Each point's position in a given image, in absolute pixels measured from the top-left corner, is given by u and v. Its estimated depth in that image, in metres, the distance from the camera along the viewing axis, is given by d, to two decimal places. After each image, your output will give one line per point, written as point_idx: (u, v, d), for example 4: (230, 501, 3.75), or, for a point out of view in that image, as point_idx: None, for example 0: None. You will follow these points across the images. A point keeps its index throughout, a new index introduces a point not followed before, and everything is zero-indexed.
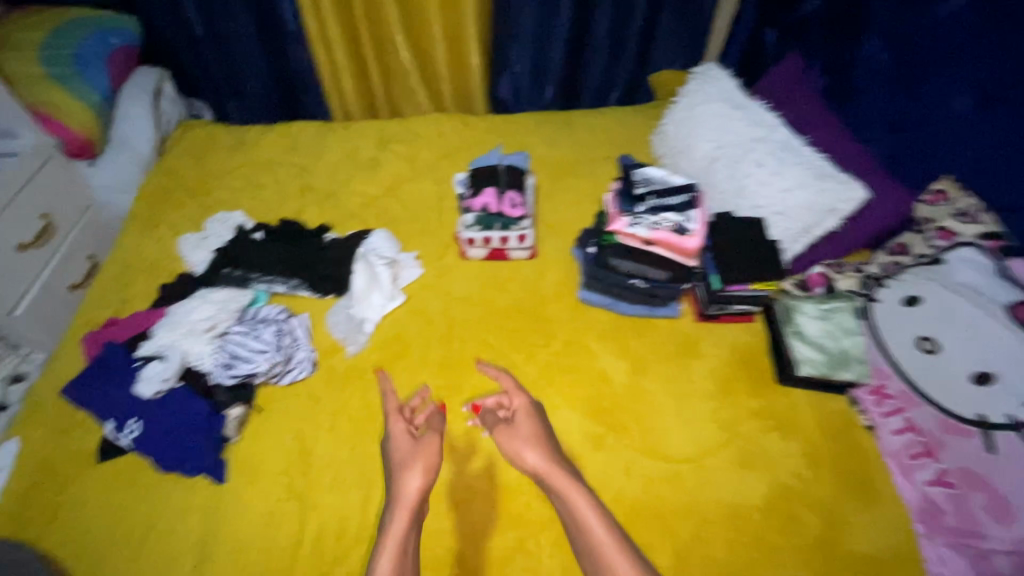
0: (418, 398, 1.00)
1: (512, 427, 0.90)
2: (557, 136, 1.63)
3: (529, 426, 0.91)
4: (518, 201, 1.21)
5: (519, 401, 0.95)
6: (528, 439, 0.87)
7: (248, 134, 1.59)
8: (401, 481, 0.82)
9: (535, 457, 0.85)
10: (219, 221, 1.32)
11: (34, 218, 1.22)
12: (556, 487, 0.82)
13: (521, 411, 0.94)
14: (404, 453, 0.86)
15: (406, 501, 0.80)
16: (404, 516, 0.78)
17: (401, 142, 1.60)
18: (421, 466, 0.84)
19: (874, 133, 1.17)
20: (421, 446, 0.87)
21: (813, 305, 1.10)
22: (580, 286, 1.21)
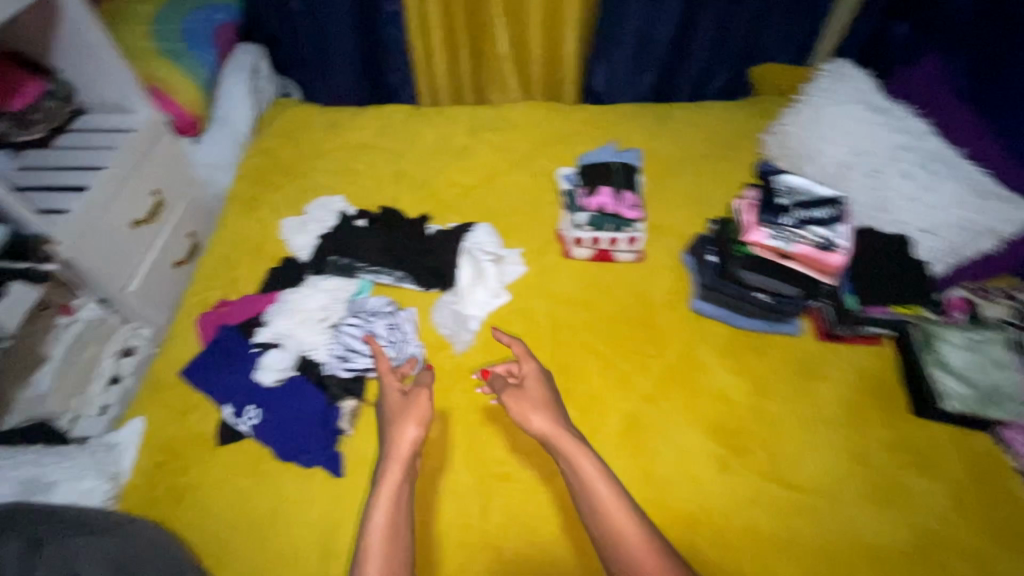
0: (406, 363, 1.01)
1: (520, 390, 0.92)
2: (658, 130, 1.54)
3: (536, 389, 0.92)
4: (633, 203, 1.22)
5: (530, 367, 0.95)
6: (536, 403, 0.89)
7: (341, 116, 1.56)
8: (395, 431, 0.83)
9: (541, 420, 0.86)
10: (320, 205, 1.30)
11: (146, 195, 1.23)
12: (560, 448, 0.83)
13: (530, 377, 0.94)
14: (396, 410, 0.86)
15: (400, 450, 0.81)
16: (400, 467, 0.79)
17: (494, 130, 1.54)
18: (414, 418, 0.84)
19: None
20: (412, 401, 0.87)
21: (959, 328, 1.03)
22: (693, 295, 1.15)
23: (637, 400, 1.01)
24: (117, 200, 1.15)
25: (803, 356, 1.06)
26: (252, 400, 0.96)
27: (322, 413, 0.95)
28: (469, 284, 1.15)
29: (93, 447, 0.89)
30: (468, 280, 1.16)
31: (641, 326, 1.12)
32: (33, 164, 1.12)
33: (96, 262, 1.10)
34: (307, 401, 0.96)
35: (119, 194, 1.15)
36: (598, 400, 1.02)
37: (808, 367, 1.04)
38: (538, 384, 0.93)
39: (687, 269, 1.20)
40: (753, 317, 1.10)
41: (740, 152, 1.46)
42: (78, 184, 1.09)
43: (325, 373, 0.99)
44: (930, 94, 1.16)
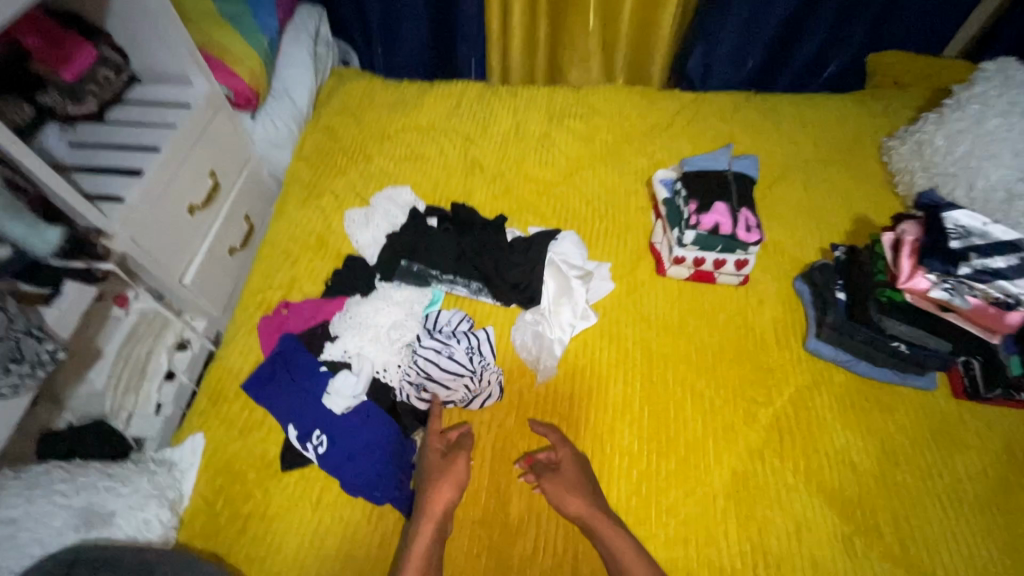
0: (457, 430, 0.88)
1: (557, 473, 0.82)
2: (763, 127, 1.35)
3: (574, 468, 0.83)
4: (753, 223, 1.00)
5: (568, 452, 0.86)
6: (576, 486, 0.81)
7: (407, 92, 1.41)
8: (432, 491, 0.78)
9: (580, 505, 0.79)
10: (387, 196, 1.18)
11: (203, 176, 1.12)
12: (598, 535, 0.77)
13: (568, 459, 0.85)
14: (432, 468, 0.81)
15: (433, 514, 0.76)
16: (432, 528, 0.74)
17: (576, 116, 1.37)
18: (451, 480, 0.80)
19: None
20: (451, 462, 0.82)
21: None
22: (810, 332, 1.00)
23: (746, 455, 0.89)
24: (176, 184, 1.05)
25: (940, 418, 0.93)
26: (319, 424, 0.87)
27: (395, 444, 0.87)
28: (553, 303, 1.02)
29: (151, 468, 0.82)
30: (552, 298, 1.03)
31: (749, 365, 0.99)
32: (87, 140, 1.02)
33: (156, 253, 1.01)
34: (381, 430, 0.87)
35: (177, 177, 1.05)
36: (700, 450, 0.90)
37: (951, 436, 0.91)
38: (578, 463, 0.85)
39: (801, 300, 1.05)
40: (879, 366, 0.96)
41: (861, 160, 1.27)
42: (135, 166, 0.99)
43: (398, 400, 0.91)
44: None
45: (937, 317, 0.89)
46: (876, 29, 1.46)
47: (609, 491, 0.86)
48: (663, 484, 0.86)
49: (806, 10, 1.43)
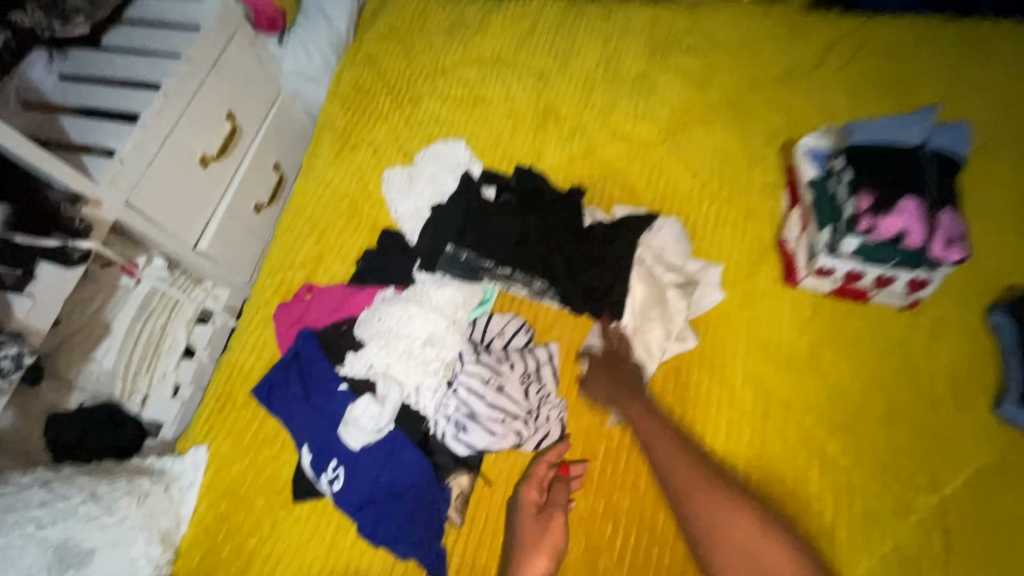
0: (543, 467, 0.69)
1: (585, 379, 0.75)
2: (962, 72, 0.95)
3: (604, 367, 0.75)
4: (955, 236, 0.69)
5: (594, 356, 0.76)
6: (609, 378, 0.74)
7: (468, 11, 1.11)
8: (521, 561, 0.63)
9: (605, 395, 0.73)
10: (434, 155, 0.93)
11: (218, 119, 0.93)
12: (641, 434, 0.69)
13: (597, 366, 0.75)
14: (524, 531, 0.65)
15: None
16: None
17: (687, 50, 1.03)
18: (545, 550, 0.64)
19: None
20: (546, 525, 0.66)
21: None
22: (1004, 393, 0.71)
23: (893, 559, 0.65)
24: (183, 131, 0.86)
25: None
26: (336, 453, 0.71)
27: (427, 488, 0.70)
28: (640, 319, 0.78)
29: (144, 488, 0.70)
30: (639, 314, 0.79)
31: (909, 429, 0.71)
32: (79, 74, 0.84)
33: (161, 217, 0.85)
34: (411, 469, 0.70)
35: (184, 123, 0.86)
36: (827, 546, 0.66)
37: None
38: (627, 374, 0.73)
39: (997, 342, 0.75)
40: None
41: None
42: (132, 112, 0.81)
43: (433, 434, 0.72)
44: None
45: None
46: None
47: None
48: None
49: None
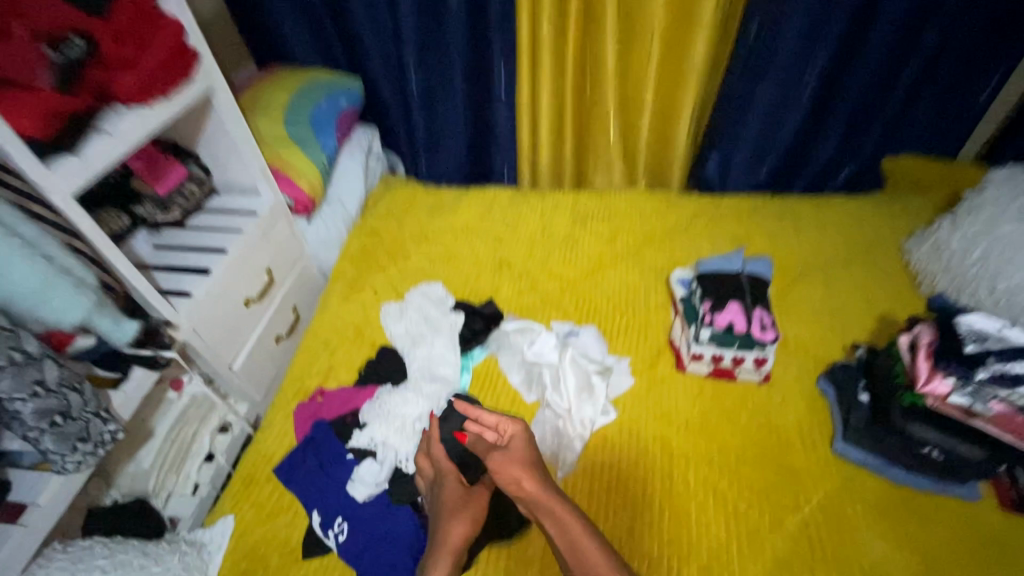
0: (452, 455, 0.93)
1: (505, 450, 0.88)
2: (780, 226, 1.40)
3: (522, 440, 0.89)
4: (768, 322, 1.05)
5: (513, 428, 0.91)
6: (521, 460, 0.86)
7: (446, 197, 1.57)
8: (444, 525, 0.80)
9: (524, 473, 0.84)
10: (422, 293, 1.27)
11: (261, 273, 1.26)
12: (549, 522, 0.79)
13: (516, 437, 0.90)
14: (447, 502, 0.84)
15: (447, 546, 0.78)
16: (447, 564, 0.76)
17: (600, 218, 1.47)
18: (461, 518, 0.81)
19: None
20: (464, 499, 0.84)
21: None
22: (834, 435, 0.99)
23: (773, 565, 0.86)
24: (236, 280, 1.19)
25: (987, 536, 0.87)
26: (342, 512, 0.91)
27: (413, 533, 0.89)
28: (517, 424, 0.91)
29: (182, 548, 0.86)
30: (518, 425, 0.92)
31: (775, 467, 0.97)
32: (169, 243, 1.19)
33: (212, 341, 1.12)
34: (400, 520, 0.90)
35: (237, 274, 1.19)
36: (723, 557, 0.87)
37: (1001, 558, 0.85)
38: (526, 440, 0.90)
39: (825, 399, 1.04)
40: (912, 472, 0.93)
41: (884, 259, 1.28)
42: (205, 266, 1.14)
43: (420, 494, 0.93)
44: None
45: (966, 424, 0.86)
46: (889, 139, 1.55)
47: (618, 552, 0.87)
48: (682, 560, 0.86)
49: (814, 121, 1.54)
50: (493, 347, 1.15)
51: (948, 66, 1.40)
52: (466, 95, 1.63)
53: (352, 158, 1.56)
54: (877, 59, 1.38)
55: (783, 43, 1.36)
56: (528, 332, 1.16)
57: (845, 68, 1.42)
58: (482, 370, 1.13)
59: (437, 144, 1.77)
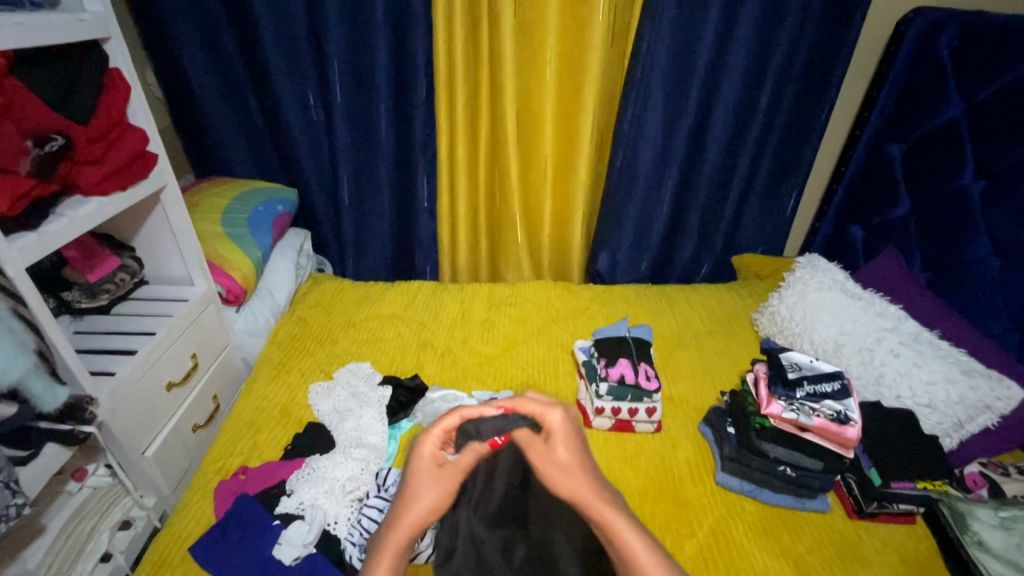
0: (431, 443, 0.88)
1: (548, 448, 0.88)
2: (659, 305, 1.70)
3: (567, 435, 0.89)
4: (651, 375, 1.26)
5: (554, 418, 0.90)
6: (567, 467, 0.86)
7: (373, 291, 1.72)
8: (415, 501, 0.83)
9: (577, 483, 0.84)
10: (350, 370, 1.35)
11: (186, 357, 1.28)
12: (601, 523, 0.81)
13: (557, 427, 0.90)
14: (420, 480, 0.84)
15: (410, 525, 0.81)
16: (403, 535, 0.80)
17: (512, 303, 1.68)
18: (431, 498, 0.83)
19: (960, 298, 1.31)
20: (435, 478, 0.85)
21: (1020, 486, 1.04)
22: (715, 468, 1.16)
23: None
24: (163, 365, 1.20)
25: (840, 537, 1.03)
26: None
27: None
28: (565, 422, 0.90)
29: None
30: (561, 419, 0.90)
31: (673, 501, 1.09)
32: (92, 329, 1.20)
33: (128, 424, 1.10)
34: None
35: (165, 356, 1.21)
36: None
37: (852, 554, 1.00)
38: (569, 439, 0.89)
39: (707, 440, 1.23)
40: (779, 493, 1.10)
41: (739, 328, 1.59)
42: (132, 347, 1.15)
43: (347, 555, 0.95)
44: (898, 285, 1.38)
45: (802, 439, 1.09)
46: (732, 240, 1.98)
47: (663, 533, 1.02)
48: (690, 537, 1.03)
49: (675, 227, 1.94)
50: (420, 417, 1.24)
51: (760, 189, 1.88)
52: (393, 203, 1.87)
53: (283, 256, 1.69)
54: (710, 183, 1.84)
55: (643, 168, 1.77)
56: (452, 399, 1.26)
57: (690, 189, 1.86)
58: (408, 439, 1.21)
59: (365, 247, 1.96)
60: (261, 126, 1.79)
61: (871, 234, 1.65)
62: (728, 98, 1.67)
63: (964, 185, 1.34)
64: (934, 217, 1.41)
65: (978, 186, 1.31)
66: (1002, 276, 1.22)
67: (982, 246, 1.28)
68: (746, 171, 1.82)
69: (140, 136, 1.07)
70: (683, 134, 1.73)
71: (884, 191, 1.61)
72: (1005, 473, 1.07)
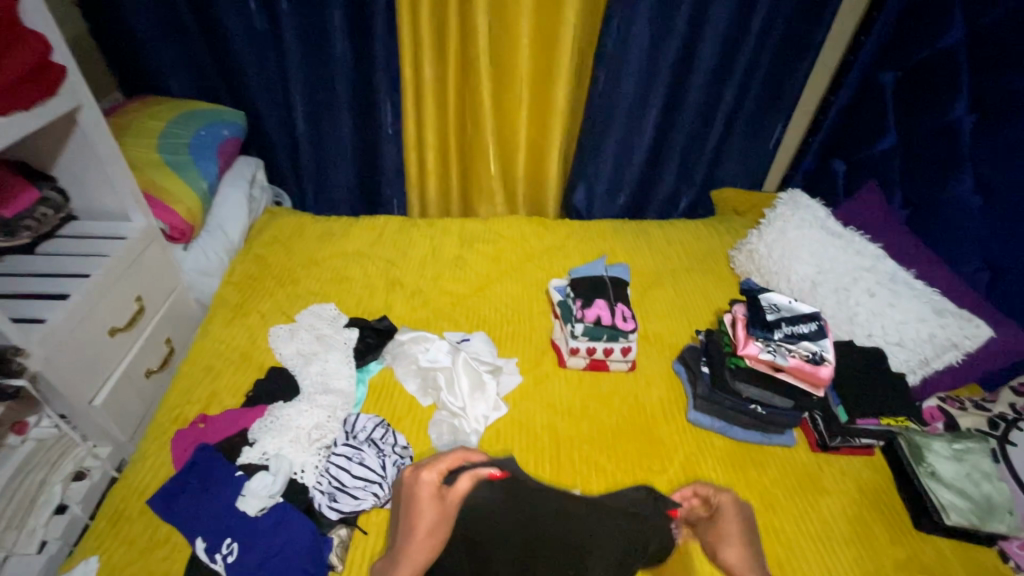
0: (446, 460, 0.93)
1: (713, 524, 0.93)
2: (638, 241, 1.65)
3: (736, 515, 0.95)
4: (629, 315, 1.23)
5: (725, 496, 0.96)
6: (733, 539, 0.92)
7: (336, 226, 1.60)
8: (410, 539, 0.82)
9: (735, 555, 0.90)
10: (313, 313, 1.27)
11: (129, 300, 1.17)
12: None
13: (726, 506, 0.95)
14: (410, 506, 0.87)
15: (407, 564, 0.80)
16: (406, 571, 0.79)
17: (487, 240, 1.59)
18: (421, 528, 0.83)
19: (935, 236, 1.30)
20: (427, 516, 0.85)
21: (975, 421, 1.09)
22: (687, 407, 1.16)
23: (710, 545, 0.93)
24: (102, 310, 1.09)
25: (802, 467, 1.08)
26: (232, 532, 0.88)
27: (312, 540, 0.88)
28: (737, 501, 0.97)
29: None
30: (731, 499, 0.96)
31: (643, 439, 1.10)
32: (13, 270, 1.07)
33: (68, 373, 1.02)
34: (296, 531, 0.88)
35: (103, 302, 1.09)
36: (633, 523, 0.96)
37: (814, 483, 1.05)
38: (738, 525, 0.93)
39: (680, 378, 1.23)
40: (749, 429, 1.12)
41: (716, 266, 1.56)
42: (64, 291, 1.04)
43: (316, 503, 0.93)
44: (880, 226, 1.34)
45: (776, 379, 1.09)
46: (713, 175, 1.91)
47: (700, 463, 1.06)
48: (714, 471, 1.05)
49: (655, 159, 1.85)
50: (390, 359, 1.20)
51: (743, 122, 1.79)
52: (354, 129, 1.71)
53: (234, 187, 1.54)
54: (696, 109, 1.73)
55: (625, 93, 1.65)
56: (421, 341, 1.22)
57: (673, 117, 1.75)
58: (378, 381, 1.17)
59: (326, 178, 1.81)
60: (196, 35, 1.57)
61: (856, 168, 1.59)
62: (720, 16, 1.53)
63: (955, 118, 1.29)
64: (920, 153, 1.37)
65: (967, 121, 1.26)
66: (981, 212, 1.20)
67: (965, 183, 1.24)
68: (733, 100, 1.72)
69: (42, 41, 0.91)
70: (669, 57, 1.60)
71: (873, 123, 1.55)
72: (962, 408, 1.12)
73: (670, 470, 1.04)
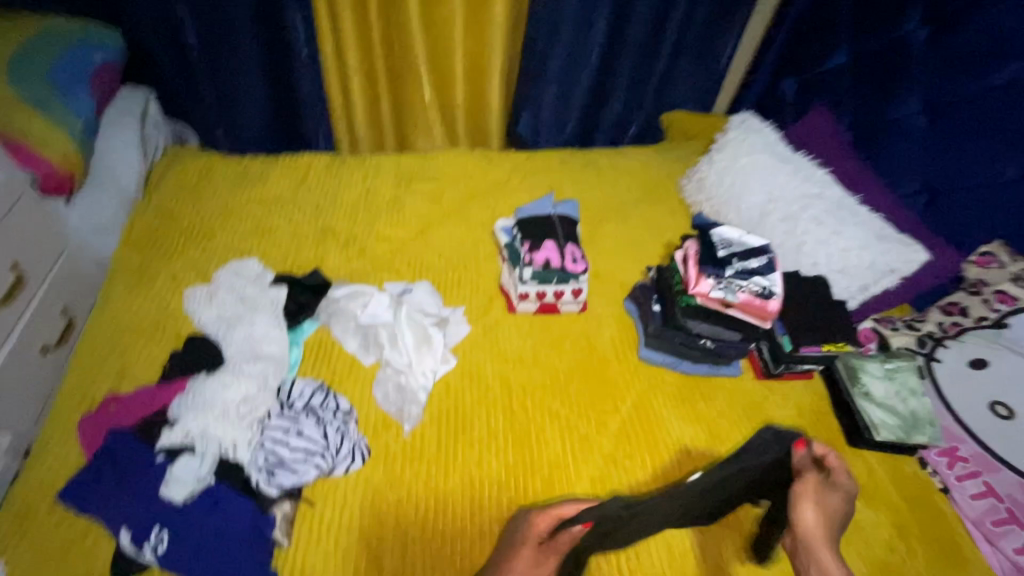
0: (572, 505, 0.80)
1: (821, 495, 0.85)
2: (586, 174, 1.56)
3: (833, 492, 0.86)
4: (578, 256, 1.18)
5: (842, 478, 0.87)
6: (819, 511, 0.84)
7: (252, 167, 1.41)
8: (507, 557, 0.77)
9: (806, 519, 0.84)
10: (233, 271, 1.14)
11: (4, 269, 1.00)
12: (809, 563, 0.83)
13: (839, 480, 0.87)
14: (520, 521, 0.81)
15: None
16: None
17: (428, 179, 1.46)
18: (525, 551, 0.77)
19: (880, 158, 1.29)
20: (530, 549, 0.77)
21: (907, 340, 1.12)
22: (639, 346, 1.15)
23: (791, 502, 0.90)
24: None
25: (748, 396, 1.10)
26: (161, 520, 0.81)
27: (254, 520, 0.83)
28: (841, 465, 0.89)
29: None
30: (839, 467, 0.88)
31: (596, 381, 1.08)
32: None
33: None
34: (233, 512, 0.83)
35: None
36: (587, 465, 0.96)
37: (759, 411, 1.08)
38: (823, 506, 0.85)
39: (632, 317, 1.20)
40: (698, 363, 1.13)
41: (666, 196, 1.51)
42: None
43: (254, 481, 0.87)
44: (829, 149, 1.30)
45: (725, 314, 1.09)
46: (662, 97, 1.81)
47: (651, 399, 1.07)
48: (665, 407, 1.06)
49: (605, 81, 1.72)
50: (325, 317, 1.10)
51: (693, 38, 1.68)
52: (262, 51, 1.48)
53: (121, 125, 1.32)
54: (645, 22, 1.60)
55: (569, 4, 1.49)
56: (359, 296, 1.12)
57: (621, 32, 1.61)
58: (314, 342, 1.08)
59: (236, 111, 1.58)
60: None
61: (807, 88, 1.54)
62: None
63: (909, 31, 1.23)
64: (871, 69, 1.32)
65: (920, 33, 1.21)
66: (926, 130, 1.19)
67: (913, 102, 1.22)
68: (684, 12, 1.59)
69: None
70: None
71: (826, 34, 1.47)
72: (895, 327, 1.14)
73: (625, 410, 1.05)
